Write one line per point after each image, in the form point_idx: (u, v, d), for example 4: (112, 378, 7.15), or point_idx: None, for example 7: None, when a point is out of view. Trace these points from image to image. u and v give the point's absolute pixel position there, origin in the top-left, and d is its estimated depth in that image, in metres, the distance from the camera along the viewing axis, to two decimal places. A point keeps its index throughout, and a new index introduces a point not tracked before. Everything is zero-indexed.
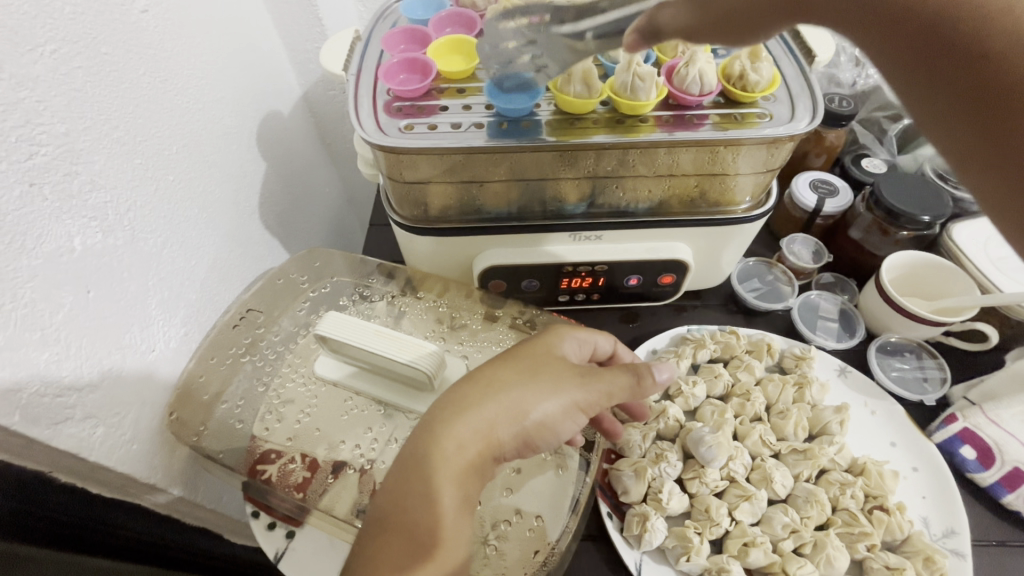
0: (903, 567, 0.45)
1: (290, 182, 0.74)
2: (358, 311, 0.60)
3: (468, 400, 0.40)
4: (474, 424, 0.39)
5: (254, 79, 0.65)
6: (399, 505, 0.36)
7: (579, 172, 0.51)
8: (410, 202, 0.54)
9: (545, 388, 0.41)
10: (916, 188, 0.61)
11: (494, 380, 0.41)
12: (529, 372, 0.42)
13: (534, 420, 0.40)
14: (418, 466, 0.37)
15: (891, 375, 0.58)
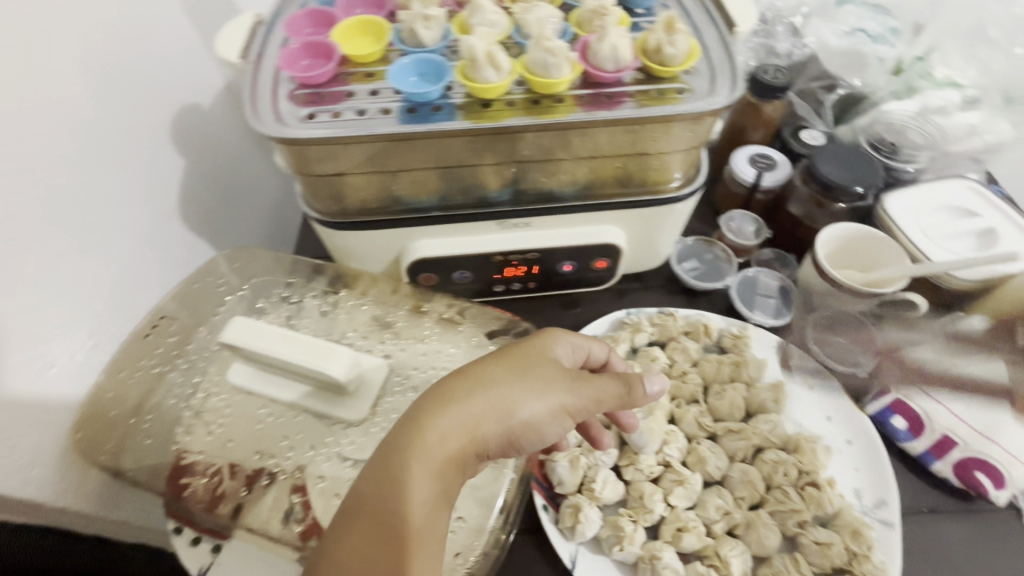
0: (832, 542, 0.45)
1: (216, 176, 0.68)
2: (276, 311, 0.55)
3: (455, 394, 0.39)
4: (459, 418, 0.38)
5: (169, 68, 0.60)
6: (375, 492, 0.35)
7: (501, 156, 0.48)
8: (327, 196, 0.51)
9: (534, 387, 0.41)
10: (849, 158, 0.61)
11: (482, 375, 0.41)
12: (520, 371, 0.42)
13: (518, 418, 0.39)
14: (399, 454, 0.36)
15: (826, 349, 0.58)
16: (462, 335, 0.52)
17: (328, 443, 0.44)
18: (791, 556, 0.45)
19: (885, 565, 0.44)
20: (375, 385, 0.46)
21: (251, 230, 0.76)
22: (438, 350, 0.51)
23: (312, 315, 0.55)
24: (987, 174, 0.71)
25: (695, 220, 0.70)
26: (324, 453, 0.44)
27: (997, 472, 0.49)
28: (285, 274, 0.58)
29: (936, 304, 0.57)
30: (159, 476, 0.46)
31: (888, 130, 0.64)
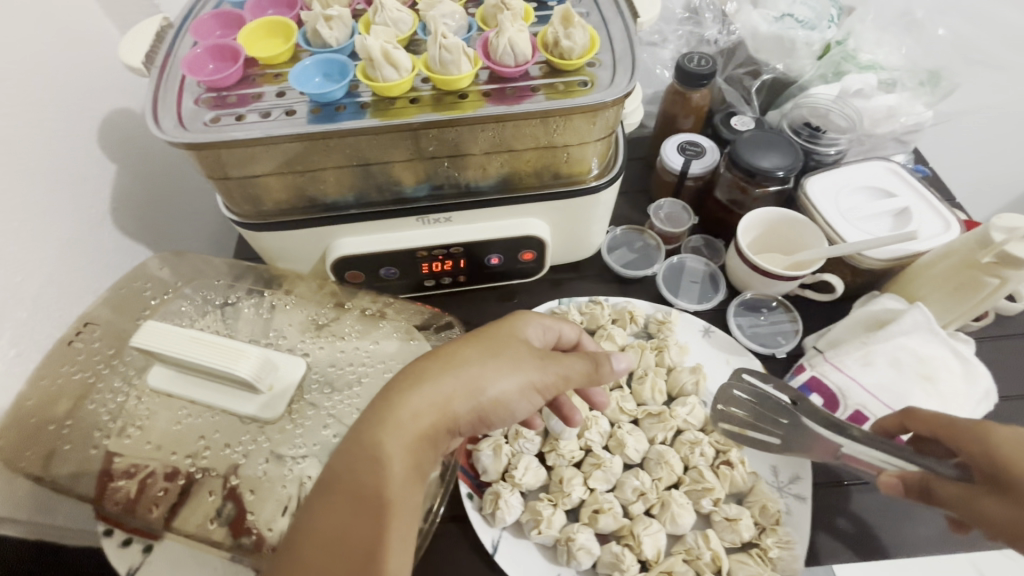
0: (741, 518, 0.47)
1: (152, 179, 0.66)
2: (198, 312, 0.55)
3: (427, 372, 0.39)
4: (433, 396, 0.38)
5: (94, 72, 0.59)
6: (350, 467, 0.35)
7: (414, 154, 0.49)
8: (245, 199, 0.52)
9: (505, 367, 0.41)
10: (770, 144, 0.61)
11: (455, 354, 0.41)
12: (491, 351, 0.42)
13: (489, 396, 0.40)
14: (374, 430, 0.37)
15: (748, 331, 0.60)
16: (384, 330, 0.54)
17: (245, 442, 0.46)
18: (703, 532, 0.47)
19: (790, 537, 0.46)
20: (293, 382, 0.47)
21: (197, 233, 0.74)
22: (360, 346, 0.52)
23: (236, 316, 0.55)
24: (913, 153, 0.72)
25: (629, 208, 0.71)
26: (241, 452, 0.46)
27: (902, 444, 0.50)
28: (217, 275, 0.59)
29: (852, 284, 0.59)
30: (80, 481, 0.47)
31: (814, 114, 0.65)
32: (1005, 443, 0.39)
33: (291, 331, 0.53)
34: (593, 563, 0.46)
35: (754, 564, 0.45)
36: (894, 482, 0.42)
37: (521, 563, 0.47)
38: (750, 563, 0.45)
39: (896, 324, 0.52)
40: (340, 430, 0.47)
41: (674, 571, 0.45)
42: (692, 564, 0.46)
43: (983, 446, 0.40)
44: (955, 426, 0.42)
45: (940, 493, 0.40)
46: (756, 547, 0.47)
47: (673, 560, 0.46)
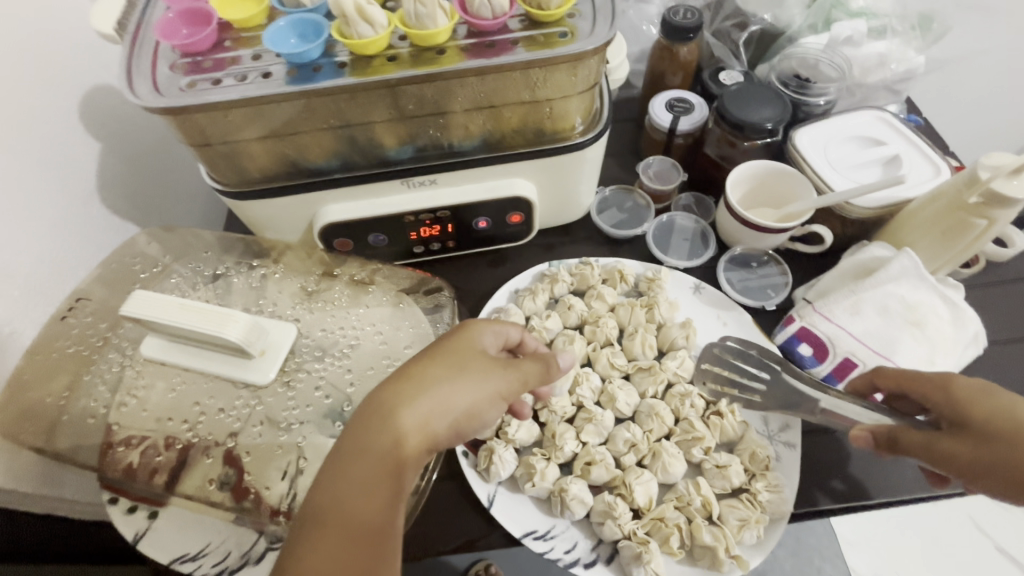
0: (730, 465, 0.48)
1: (137, 153, 0.65)
2: (187, 284, 0.55)
3: (400, 397, 0.37)
4: (409, 422, 0.36)
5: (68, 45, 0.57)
6: (332, 507, 0.33)
7: (395, 114, 0.48)
8: (228, 167, 0.51)
9: (474, 382, 0.39)
10: (758, 96, 0.60)
11: (422, 374, 0.38)
12: (456, 366, 0.39)
13: (463, 414, 0.38)
14: (351, 466, 0.34)
15: (738, 286, 0.60)
16: (374, 295, 0.54)
17: (241, 406, 0.46)
18: (694, 480, 0.48)
19: (779, 481, 0.47)
20: (285, 346, 0.47)
21: (190, 204, 0.73)
22: (350, 310, 0.53)
23: (225, 286, 0.55)
24: (905, 102, 0.71)
25: (618, 168, 0.70)
26: (238, 417, 0.46)
27: None
28: (204, 248, 0.59)
29: (842, 235, 0.59)
30: (81, 449, 0.48)
31: (803, 65, 0.64)
32: (964, 387, 0.43)
33: (280, 298, 0.53)
34: (586, 512, 0.47)
35: (744, 508, 0.46)
36: (865, 436, 0.44)
37: (516, 515, 0.48)
38: (741, 507, 0.46)
39: (884, 271, 0.52)
40: (332, 392, 0.48)
41: (666, 517, 0.46)
42: (683, 510, 0.47)
43: (944, 394, 0.44)
44: (918, 379, 0.46)
45: (908, 440, 0.43)
46: (746, 492, 0.48)
47: (665, 506, 0.47)
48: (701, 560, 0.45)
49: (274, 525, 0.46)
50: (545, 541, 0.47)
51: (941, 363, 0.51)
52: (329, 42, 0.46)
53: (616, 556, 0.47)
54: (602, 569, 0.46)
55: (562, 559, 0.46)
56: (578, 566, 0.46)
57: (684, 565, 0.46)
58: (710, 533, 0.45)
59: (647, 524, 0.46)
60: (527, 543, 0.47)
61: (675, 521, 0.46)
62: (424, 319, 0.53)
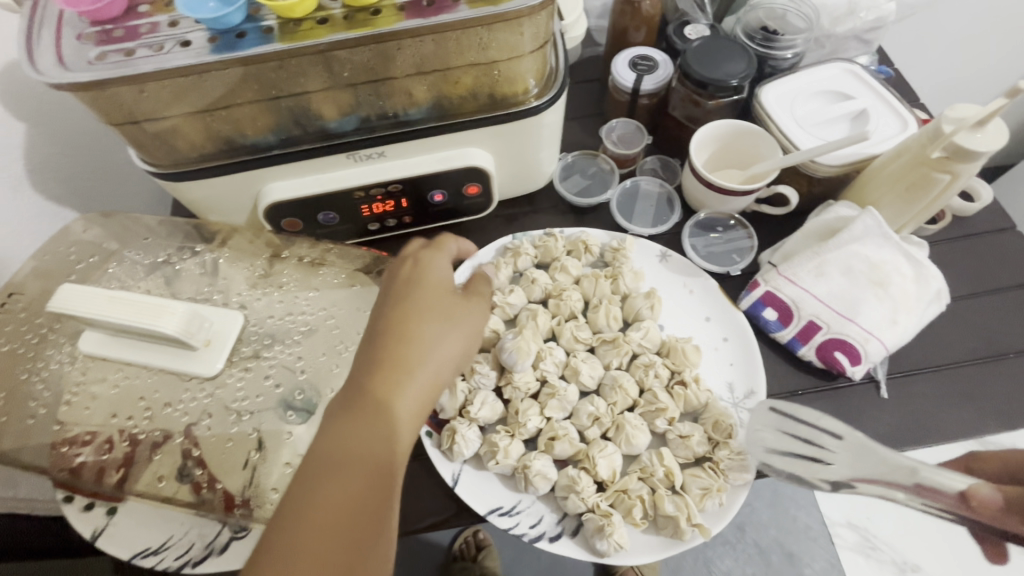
0: (694, 434, 0.48)
1: (62, 135, 0.58)
2: (126, 273, 0.52)
3: (404, 356, 0.38)
4: (414, 378, 0.38)
5: None
6: (338, 450, 0.35)
7: (331, 81, 0.45)
8: (155, 145, 0.48)
9: (463, 332, 0.41)
10: (722, 50, 0.57)
11: (417, 334, 0.39)
12: (443, 317, 0.41)
13: (456, 359, 0.41)
14: (358, 413, 0.36)
15: (703, 252, 0.59)
16: (324, 277, 0.52)
17: (189, 400, 0.45)
18: (657, 451, 0.48)
19: (742, 449, 0.47)
20: (232, 335, 0.45)
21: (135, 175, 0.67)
22: (302, 294, 0.51)
23: (168, 273, 0.52)
24: (876, 53, 0.69)
25: (581, 132, 0.68)
26: (187, 410, 0.45)
27: (854, 350, 0.50)
28: (142, 235, 0.55)
29: (809, 194, 0.58)
30: (24, 451, 0.46)
31: (770, 16, 0.61)
32: None
33: (227, 285, 0.51)
34: (551, 487, 0.47)
35: (707, 476, 0.46)
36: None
37: (480, 492, 0.48)
38: (703, 476, 0.47)
39: (847, 231, 0.52)
40: (284, 379, 0.46)
41: (628, 489, 0.46)
42: (646, 481, 0.47)
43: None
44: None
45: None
46: (708, 460, 0.48)
47: (628, 478, 0.47)
48: (664, 529, 0.46)
49: (233, 517, 0.45)
50: (511, 516, 0.47)
51: (903, 321, 0.50)
52: (253, 6, 0.43)
53: (581, 528, 0.47)
54: (567, 542, 0.46)
55: (527, 534, 0.47)
56: (544, 540, 0.46)
57: (647, 534, 0.46)
58: (672, 502, 0.45)
59: (611, 497, 0.46)
60: (492, 520, 0.47)
61: (638, 493, 0.46)
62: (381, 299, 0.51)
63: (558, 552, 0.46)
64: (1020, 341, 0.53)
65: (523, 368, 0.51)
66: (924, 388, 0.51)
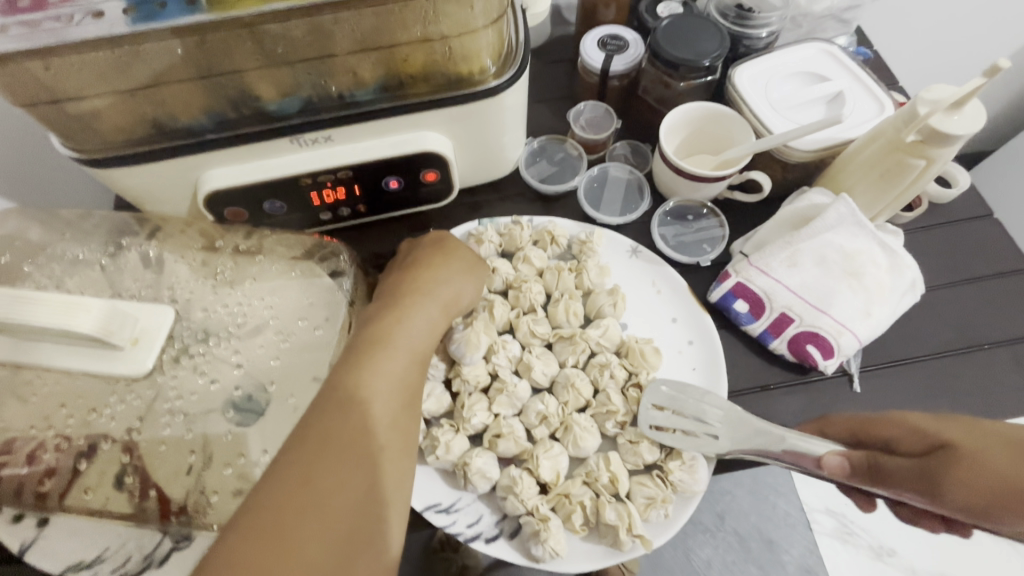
0: (641, 442, 0.46)
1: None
2: (44, 273, 0.47)
3: (426, 278, 0.43)
4: (437, 294, 0.42)
5: None
6: (382, 335, 0.38)
7: (264, 58, 0.42)
8: (75, 129, 0.44)
9: (474, 275, 0.46)
10: (695, 29, 0.54)
11: (437, 263, 0.44)
12: (458, 253, 0.46)
13: (465, 298, 0.44)
14: (397, 310, 0.40)
15: (673, 242, 0.57)
16: (262, 266, 0.49)
17: (116, 405, 0.42)
18: (605, 455, 0.47)
19: (695, 460, 0.45)
20: (162, 329, 0.42)
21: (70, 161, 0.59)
22: (238, 287, 0.47)
23: (93, 269, 0.48)
24: (855, 33, 0.66)
25: (549, 115, 0.64)
26: (114, 417, 0.42)
27: (826, 343, 0.48)
28: (62, 230, 0.50)
29: (783, 180, 0.56)
30: None
31: None
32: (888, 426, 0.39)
33: (160, 279, 0.47)
34: (491, 486, 0.45)
35: (653, 486, 0.45)
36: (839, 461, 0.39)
37: (418, 488, 0.45)
38: (650, 485, 0.45)
39: (820, 219, 0.50)
40: (220, 374, 0.44)
41: (570, 493, 0.45)
42: (590, 486, 0.46)
43: (908, 430, 0.38)
44: (875, 426, 0.40)
45: (890, 472, 0.37)
46: (658, 469, 0.46)
47: (571, 482, 0.45)
48: (605, 537, 0.44)
49: (172, 526, 0.43)
50: (448, 514, 0.45)
51: (877, 313, 0.49)
52: None
53: (519, 531, 0.45)
54: (504, 544, 0.45)
55: (462, 533, 0.45)
56: (479, 540, 0.45)
57: (588, 541, 0.45)
58: (614, 510, 0.44)
59: (552, 500, 0.45)
60: (427, 516, 0.45)
61: (580, 498, 0.45)
62: (328, 288, 0.48)
63: (493, 554, 0.45)
64: (993, 331, 0.52)
65: (473, 360, 0.48)
66: (895, 381, 0.50)
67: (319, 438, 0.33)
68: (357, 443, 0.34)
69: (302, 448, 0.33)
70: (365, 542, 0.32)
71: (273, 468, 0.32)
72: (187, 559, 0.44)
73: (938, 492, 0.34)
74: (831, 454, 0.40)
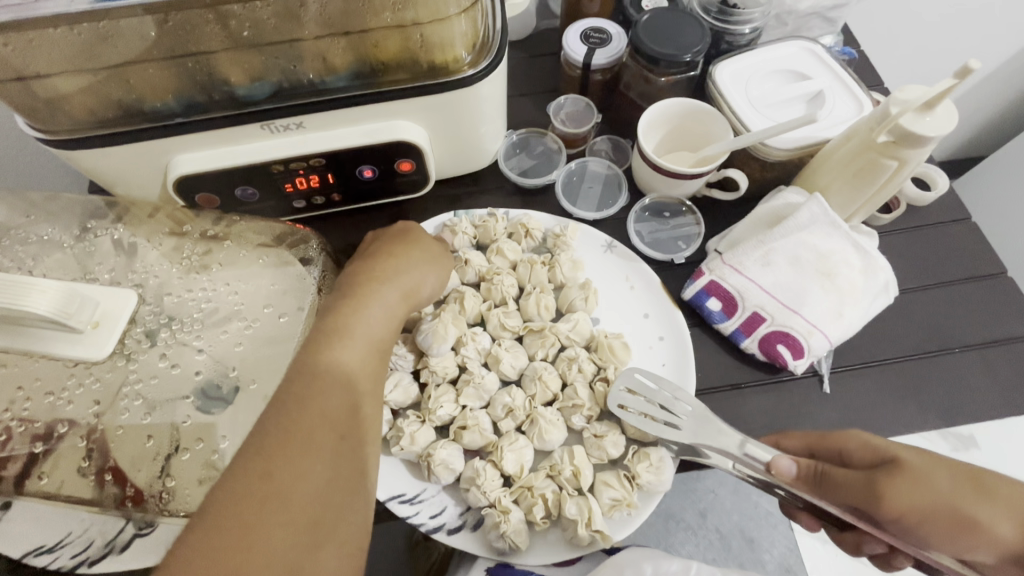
0: (607, 435, 0.46)
1: None
2: (7, 255, 0.47)
3: (386, 268, 0.41)
4: (398, 283, 0.41)
5: None
6: (338, 326, 0.37)
7: (230, 41, 0.42)
8: (39, 108, 0.43)
9: (435, 265, 0.45)
10: (676, 24, 0.54)
11: (398, 253, 0.43)
12: (419, 245, 0.45)
13: (426, 289, 0.44)
14: (355, 299, 0.38)
15: (647, 239, 0.56)
16: (231, 253, 0.48)
17: (73, 389, 0.41)
18: (570, 448, 0.46)
19: (663, 462, 0.45)
20: (124, 314, 0.42)
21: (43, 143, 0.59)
22: (206, 273, 0.47)
23: (57, 251, 0.47)
24: (841, 33, 0.66)
25: (531, 107, 0.64)
26: (71, 401, 0.41)
27: (797, 343, 0.48)
28: (26, 211, 0.49)
29: (760, 179, 0.55)
30: None
31: None
32: (844, 440, 0.40)
33: (126, 264, 0.47)
34: (454, 478, 0.46)
35: (620, 488, 0.45)
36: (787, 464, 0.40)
37: (383, 478, 0.46)
38: (616, 486, 0.45)
39: (793, 219, 0.49)
40: (182, 360, 0.43)
41: (533, 486, 0.45)
42: (554, 480, 0.45)
43: (862, 445, 0.39)
44: (833, 440, 0.40)
45: (835, 480, 0.37)
46: (622, 464, 0.47)
47: (534, 475, 0.45)
48: (566, 530, 0.44)
49: (131, 512, 0.42)
50: (412, 504, 0.45)
51: (848, 314, 0.48)
52: None
53: (481, 523, 0.45)
54: (466, 535, 0.45)
55: (425, 524, 0.45)
56: (442, 531, 0.45)
57: (550, 534, 0.45)
58: (575, 504, 0.44)
59: (515, 492, 0.45)
60: (391, 506, 0.45)
61: (542, 491, 0.44)
62: (297, 276, 0.48)
63: (455, 545, 0.45)
64: (964, 335, 0.51)
65: (443, 350, 0.48)
66: (864, 383, 0.50)
67: (279, 431, 0.32)
68: (319, 435, 0.33)
69: (262, 443, 0.31)
70: (333, 533, 0.32)
71: (232, 467, 0.31)
72: (149, 545, 0.44)
73: (877, 503, 0.35)
74: (783, 457, 0.40)
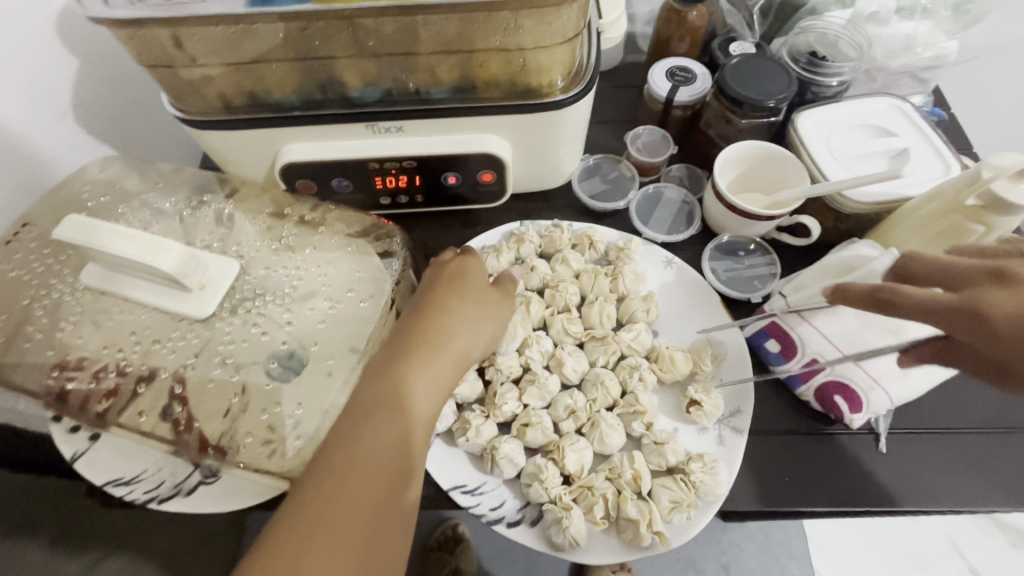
0: (669, 442, 0.47)
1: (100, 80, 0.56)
2: (134, 216, 0.53)
3: (440, 332, 0.42)
4: (449, 349, 0.41)
5: None
6: (388, 393, 0.38)
7: (354, 49, 0.46)
8: (183, 91, 0.49)
9: (490, 324, 0.45)
10: (763, 69, 0.55)
11: (451, 314, 0.43)
12: (477, 302, 0.45)
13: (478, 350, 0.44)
14: (406, 367, 0.39)
15: (724, 276, 0.57)
16: (323, 237, 0.53)
17: (176, 339, 0.46)
18: (630, 453, 0.47)
19: (716, 463, 0.46)
20: (226, 280, 0.47)
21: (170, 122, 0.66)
22: (297, 253, 0.51)
23: (175, 217, 0.53)
24: (931, 95, 0.66)
25: (609, 135, 0.66)
26: (173, 350, 0.46)
27: (854, 396, 0.46)
28: (155, 180, 0.56)
29: (834, 229, 0.56)
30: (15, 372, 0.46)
31: (821, 42, 0.58)
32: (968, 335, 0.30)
33: (231, 236, 0.52)
34: (516, 472, 0.47)
35: (678, 489, 0.45)
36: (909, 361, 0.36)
37: (446, 468, 0.47)
38: (674, 489, 0.45)
39: (864, 269, 0.46)
40: (270, 329, 0.47)
41: (593, 486, 0.46)
42: (613, 482, 0.46)
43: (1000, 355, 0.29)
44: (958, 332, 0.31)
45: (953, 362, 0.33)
46: (681, 472, 0.47)
47: (594, 476, 0.46)
48: (624, 533, 0.45)
49: (205, 459, 0.46)
50: (473, 496, 0.47)
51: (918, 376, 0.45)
52: None
53: (540, 519, 0.46)
54: (525, 530, 0.46)
55: (486, 515, 0.46)
56: (501, 524, 0.46)
57: (608, 535, 0.45)
58: (636, 507, 0.44)
59: (575, 491, 0.46)
60: (454, 495, 0.47)
61: (602, 492, 0.45)
62: (378, 265, 0.51)
63: (514, 538, 0.46)
64: None
65: (508, 348, 0.50)
66: (927, 448, 0.49)
67: (319, 507, 0.35)
68: (356, 514, 0.35)
69: (303, 516, 0.34)
70: None
71: (277, 533, 0.34)
72: (213, 494, 0.48)
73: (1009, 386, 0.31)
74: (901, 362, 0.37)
